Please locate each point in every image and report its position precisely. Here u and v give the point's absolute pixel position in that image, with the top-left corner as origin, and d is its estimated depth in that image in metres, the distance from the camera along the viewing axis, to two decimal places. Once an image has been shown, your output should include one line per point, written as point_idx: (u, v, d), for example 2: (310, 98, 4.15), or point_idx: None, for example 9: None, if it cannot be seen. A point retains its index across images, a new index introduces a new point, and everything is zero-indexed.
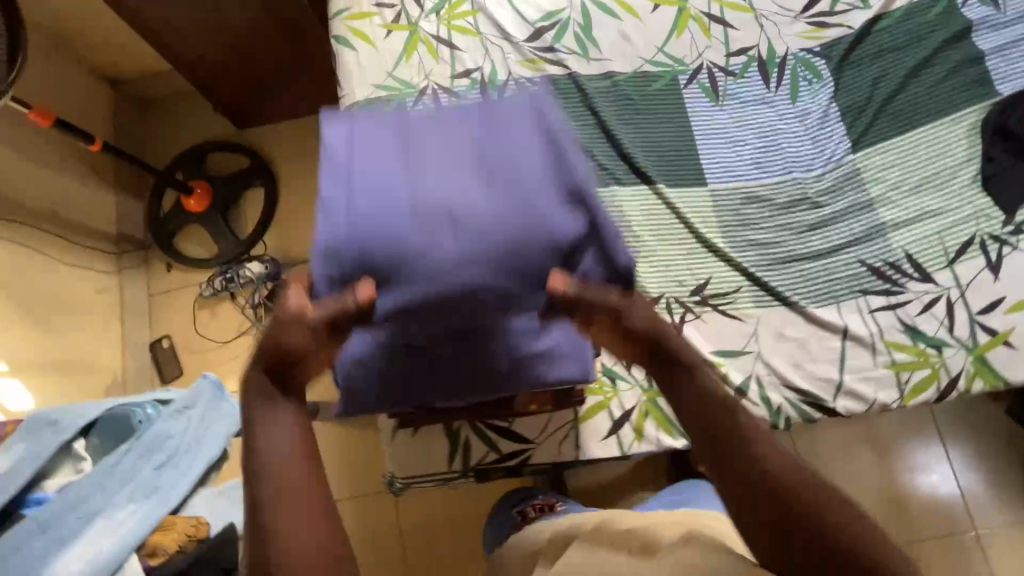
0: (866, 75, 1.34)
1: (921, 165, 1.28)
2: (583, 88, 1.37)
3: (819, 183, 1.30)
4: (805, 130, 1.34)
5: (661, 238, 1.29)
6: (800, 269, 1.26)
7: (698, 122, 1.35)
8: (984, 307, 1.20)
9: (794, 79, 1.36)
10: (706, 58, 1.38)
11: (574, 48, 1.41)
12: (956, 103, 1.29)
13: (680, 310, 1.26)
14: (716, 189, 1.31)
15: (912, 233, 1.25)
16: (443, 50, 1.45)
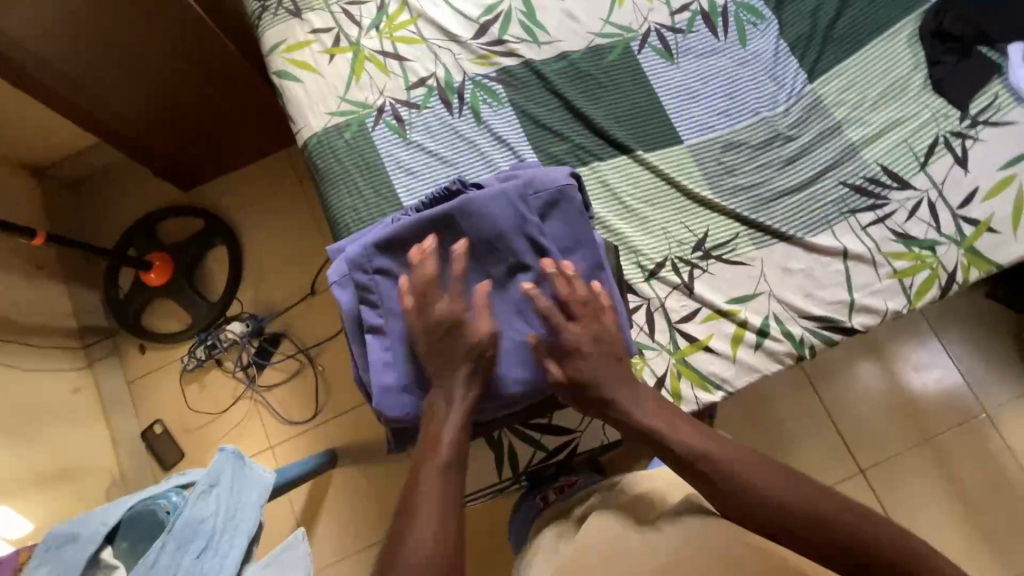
0: (803, 10, 1.40)
1: (874, 83, 1.34)
2: (541, 74, 1.37)
3: (787, 117, 1.34)
4: (761, 69, 1.37)
5: (652, 202, 1.29)
6: (791, 203, 1.29)
7: (660, 83, 1.36)
8: (963, 200, 1.26)
9: (739, 25, 1.40)
10: (653, 21, 1.39)
11: (522, 36, 1.39)
12: (889, 22, 1.37)
13: (686, 268, 1.26)
14: (693, 143, 1.32)
15: (882, 147, 1.30)
16: (391, 64, 1.42)
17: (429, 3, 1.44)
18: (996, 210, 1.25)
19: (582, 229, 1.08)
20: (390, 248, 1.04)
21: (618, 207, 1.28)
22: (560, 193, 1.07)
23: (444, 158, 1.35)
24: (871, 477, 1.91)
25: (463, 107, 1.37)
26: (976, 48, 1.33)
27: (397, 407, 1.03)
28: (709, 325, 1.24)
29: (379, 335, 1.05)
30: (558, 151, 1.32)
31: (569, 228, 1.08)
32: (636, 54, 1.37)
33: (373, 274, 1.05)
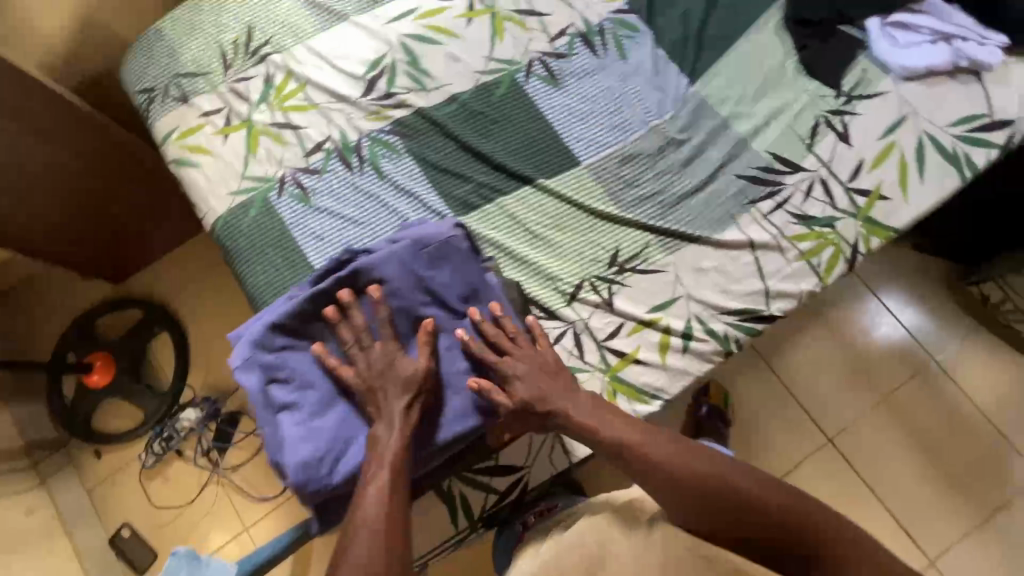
0: (674, 17, 1.44)
1: (750, 76, 1.39)
2: (432, 119, 1.34)
3: (676, 121, 1.37)
4: (645, 79, 1.40)
5: (561, 227, 1.29)
6: (694, 204, 1.32)
7: (549, 109, 1.36)
8: (852, 173, 1.31)
9: (615, 41, 1.42)
10: (534, 49, 1.40)
11: (410, 86, 1.37)
12: (752, 15, 1.44)
13: (604, 286, 1.27)
14: (591, 163, 1.34)
15: (769, 136, 1.35)
16: (287, 134, 1.41)
17: (312, 68, 1.44)
18: (883, 177, 1.30)
19: (476, 273, 1.13)
20: (290, 327, 1.07)
21: (528, 238, 1.28)
22: (450, 243, 1.12)
23: (352, 219, 1.32)
24: (844, 443, 1.94)
25: (364, 164, 1.34)
26: (837, 27, 1.39)
27: (315, 481, 1.00)
28: (635, 337, 1.25)
29: (292, 411, 1.04)
30: (462, 192, 1.30)
31: (465, 276, 1.12)
32: (523, 85, 1.37)
33: (279, 352, 1.06)
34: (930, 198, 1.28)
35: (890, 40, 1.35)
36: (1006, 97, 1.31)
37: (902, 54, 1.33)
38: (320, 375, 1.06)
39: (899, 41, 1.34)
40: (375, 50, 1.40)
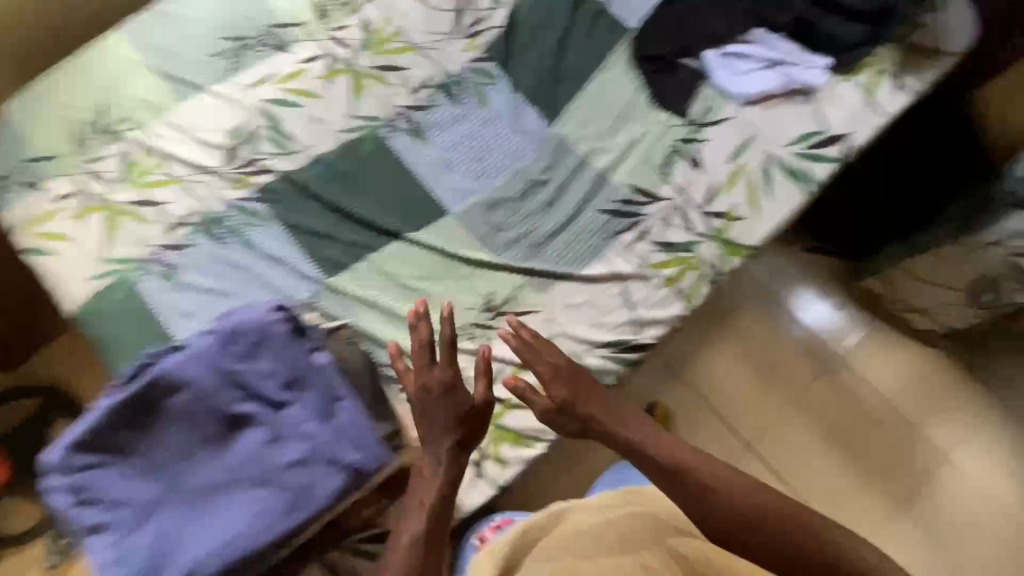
0: (531, 61, 1.48)
1: (604, 114, 1.47)
2: (300, 184, 1.33)
3: (539, 163, 1.43)
4: (507, 126, 1.45)
5: (435, 278, 1.31)
6: (562, 240, 1.37)
7: (413, 162, 1.38)
8: (704, 196, 1.39)
9: (476, 90, 1.45)
10: (399, 105, 1.41)
11: (274, 150, 1.34)
12: (602, 54, 1.50)
13: (483, 332, 1.27)
14: (460, 211, 1.37)
15: (626, 169, 1.42)
16: (150, 211, 1.30)
17: (172, 142, 1.33)
18: (734, 200, 1.39)
19: (300, 357, 1.06)
20: (96, 443, 0.96)
21: (403, 293, 1.29)
22: (266, 332, 1.05)
23: (224, 291, 1.26)
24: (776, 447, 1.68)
25: (230, 236, 1.29)
26: (681, 60, 1.50)
27: None
28: None
29: (103, 533, 0.93)
30: (334, 256, 1.29)
31: (285, 361, 1.05)
32: (389, 140, 1.39)
33: (84, 471, 0.95)
34: (776, 213, 1.37)
35: (730, 69, 1.47)
36: (836, 113, 1.42)
37: (741, 81, 1.45)
38: (133, 492, 0.96)
39: (737, 69, 1.46)
40: (234, 116, 1.35)
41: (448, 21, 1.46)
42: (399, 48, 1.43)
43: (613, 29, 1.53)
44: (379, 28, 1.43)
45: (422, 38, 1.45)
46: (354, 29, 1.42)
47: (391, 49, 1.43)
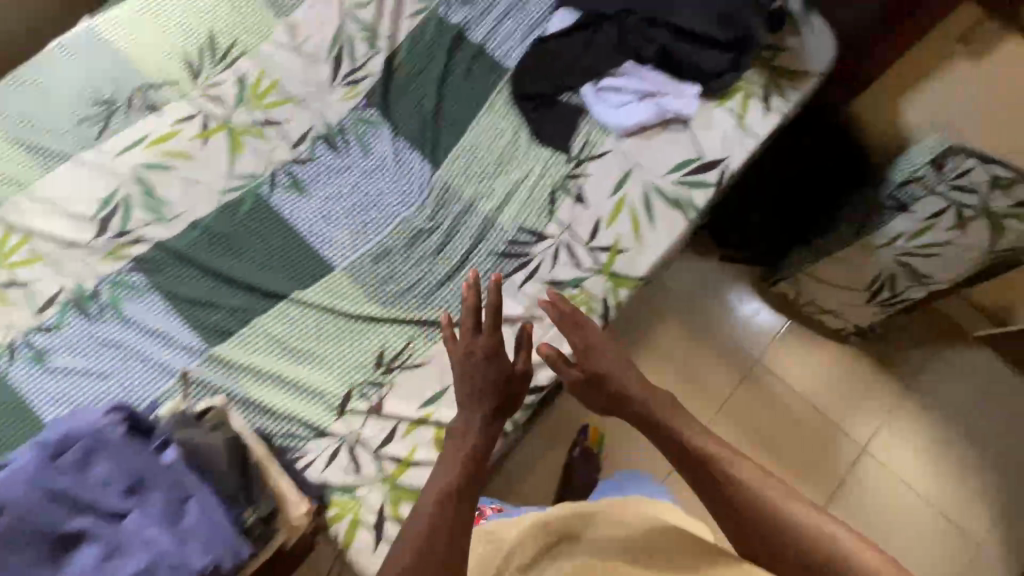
0: (408, 104, 1.32)
1: (488, 153, 1.31)
2: (174, 252, 1.17)
3: (425, 211, 1.27)
4: (392, 173, 1.29)
5: (324, 339, 1.16)
6: (457, 290, 1.22)
7: (295, 218, 1.24)
8: (591, 232, 1.25)
9: (358, 138, 1.30)
10: (276, 161, 1.26)
11: (148, 219, 1.19)
12: (486, 91, 1.34)
13: (375, 389, 1.14)
14: (345, 267, 1.22)
15: (510, 212, 1.27)
16: (15, 292, 1.12)
17: (33, 215, 1.16)
18: (620, 231, 1.25)
19: (144, 458, 0.87)
20: None
21: (290, 357, 1.14)
22: (102, 437, 0.86)
23: (100, 374, 1.10)
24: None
25: (105, 313, 1.13)
26: (560, 96, 1.34)
27: None
28: (410, 438, 1.10)
29: None
30: (216, 322, 1.14)
31: (124, 465, 0.86)
32: (268, 200, 1.24)
33: None
34: (662, 244, 1.24)
35: (605, 101, 1.32)
36: (713, 136, 1.30)
37: (620, 114, 1.31)
38: None
39: (611, 101, 1.32)
40: (102, 185, 1.19)
41: (324, 70, 1.32)
42: (277, 100, 1.29)
43: (490, 68, 1.36)
44: (255, 80, 1.29)
45: (299, 88, 1.31)
46: (228, 85, 1.28)
47: (266, 100, 1.29)
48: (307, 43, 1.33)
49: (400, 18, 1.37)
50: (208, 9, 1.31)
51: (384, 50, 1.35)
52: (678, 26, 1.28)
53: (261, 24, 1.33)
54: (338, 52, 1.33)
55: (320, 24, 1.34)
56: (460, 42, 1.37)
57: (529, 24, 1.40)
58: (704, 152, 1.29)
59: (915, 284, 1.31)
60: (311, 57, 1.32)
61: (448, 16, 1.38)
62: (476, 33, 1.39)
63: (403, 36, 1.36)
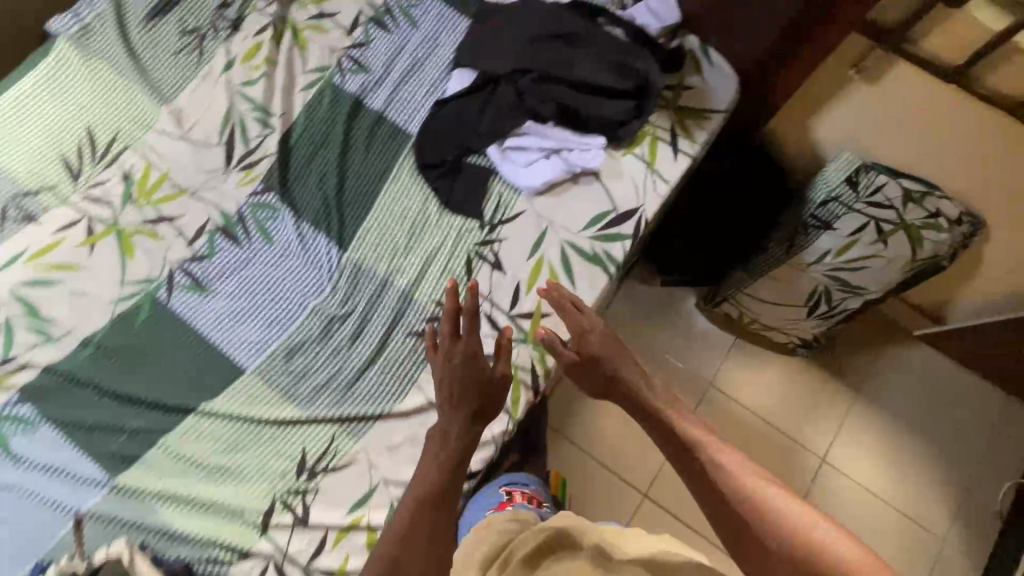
0: (313, 180, 0.77)
1: (387, 213, 0.77)
2: (62, 372, 0.66)
3: (336, 292, 0.74)
4: (304, 258, 0.75)
5: (246, 446, 0.67)
6: (371, 386, 0.70)
7: (189, 320, 0.71)
8: (511, 299, 0.74)
9: (256, 224, 0.75)
10: (172, 261, 0.72)
11: (30, 341, 0.67)
12: (393, 153, 0.79)
13: (300, 496, 0.65)
14: (256, 369, 0.70)
15: (410, 306, 0.74)
16: None
17: None
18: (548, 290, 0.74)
19: None
20: None
21: (211, 477, 0.65)
22: None
23: None
24: (664, 495, 0.96)
25: None
26: (466, 158, 0.79)
27: None
28: (343, 547, 0.63)
29: None
30: (113, 449, 0.64)
31: None
32: (166, 305, 0.71)
33: None
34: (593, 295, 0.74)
35: (511, 157, 0.78)
36: (627, 185, 0.79)
37: (527, 172, 0.78)
38: None
39: (517, 157, 0.78)
40: None
41: (210, 153, 0.77)
42: (167, 195, 0.75)
43: (392, 134, 0.80)
44: (145, 175, 0.75)
45: (195, 175, 0.76)
46: (107, 182, 0.74)
47: (156, 196, 0.74)
48: (200, 128, 0.77)
49: (294, 90, 0.80)
50: (78, 105, 0.75)
51: (282, 129, 0.78)
52: (581, 77, 0.78)
53: (140, 115, 0.77)
54: (234, 133, 0.78)
55: (206, 107, 0.78)
56: (360, 109, 0.80)
57: (428, 83, 0.83)
58: (623, 203, 0.78)
59: (853, 297, 0.85)
60: (202, 144, 0.77)
61: (342, 83, 0.81)
62: (371, 104, 0.81)
63: (299, 109, 0.80)
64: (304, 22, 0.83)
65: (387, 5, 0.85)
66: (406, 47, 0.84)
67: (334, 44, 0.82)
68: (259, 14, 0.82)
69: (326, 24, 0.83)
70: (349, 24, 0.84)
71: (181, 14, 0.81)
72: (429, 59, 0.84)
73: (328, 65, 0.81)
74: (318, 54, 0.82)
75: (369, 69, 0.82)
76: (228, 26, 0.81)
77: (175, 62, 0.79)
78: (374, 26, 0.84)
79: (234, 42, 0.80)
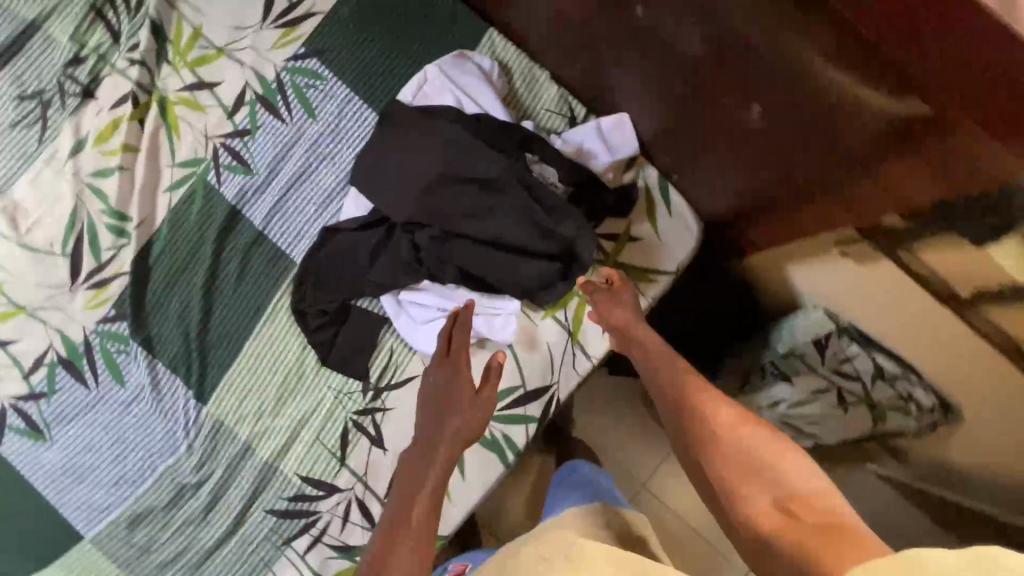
0: (171, 304, 0.60)
1: (257, 358, 0.60)
2: None
3: (191, 453, 0.59)
4: (152, 400, 0.59)
5: None
6: (228, 567, 0.58)
7: (26, 476, 0.59)
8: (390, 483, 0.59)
9: (104, 358, 0.60)
10: (4, 396, 0.60)
11: None
12: (269, 284, 0.61)
13: None
14: (94, 538, 0.59)
15: (270, 486, 0.59)
16: None
17: None
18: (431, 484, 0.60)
19: None
20: None
21: None
22: None
23: None
24: None
25: None
26: (353, 302, 0.61)
27: None
28: None
29: None
30: None
31: None
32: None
33: None
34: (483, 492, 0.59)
35: (409, 310, 0.60)
36: (540, 358, 0.61)
37: (425, 334, 0.59)
38: None
39: (413, 311, 0.60)
40: None
41: (48, 267, 0.60)
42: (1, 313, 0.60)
43: (271, 261, 0.61)
44: None
45: (33, 290, 0.60)
46: None
47: None
48: (41, 230, 0.60)
49: (157, 189, 0.62)
50: None
51: (139, 242, 0.61)
52: (505, 240, 0.57)
53: None
54: (80, 243, 0.60)
55: (44, 198, 0.60)
56: (232, 231, 0.61)
57: (321, 196, 0.62)
58: (533, 380, 0.61)
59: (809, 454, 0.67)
60: (44, 252, 0.60)
61: (216, 183, 0.62)
62: (250, 219, 0.62)
63: (163, 214, 0.62)
64: (176, 95, 0.63)
65: (279, 79, 0.63)
66: (299, 143, 0.63)
67: (208, 129, 0.63)
68: (118, 78, 0.62)
69: (202, 99, 0.63)
70: (231, 101, 0.63)
71: (19, 71, 0.62)
72: (329, 159, 0.63)
73: (201, 157, 0.62)
74: (191, 141, 0.62)
75: (252, 170, 0.62)
76: (78, 94, 0.62)
77: (11, 140, 0.61)
78: (261, 107, 0.63)
79: (85, 117, 0.61)
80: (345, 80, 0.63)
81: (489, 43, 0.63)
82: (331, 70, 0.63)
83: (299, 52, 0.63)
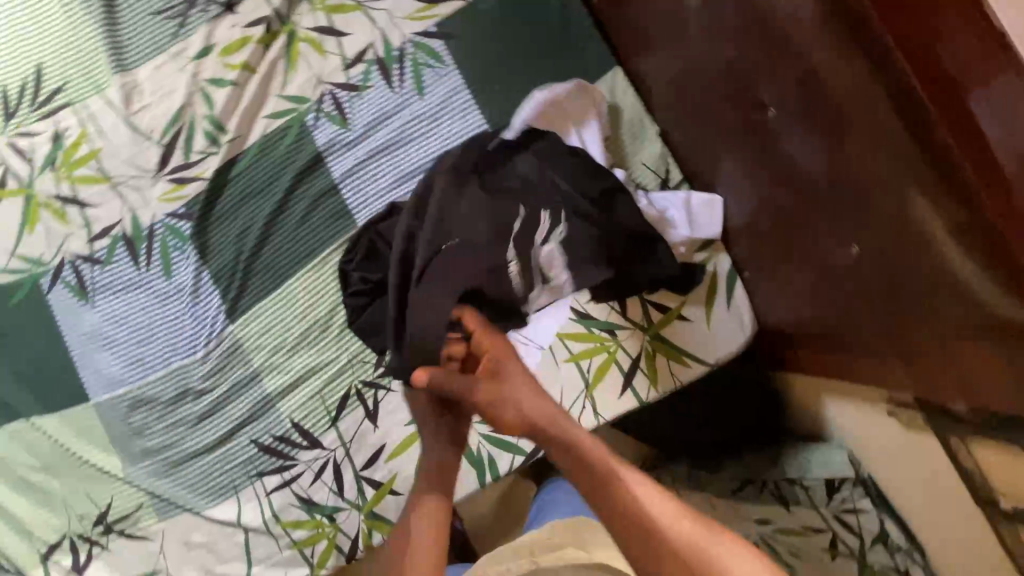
0: (234, 221, 0.63)
1: (291, 298, 0.62)
2: None
3: (205, 361, 0.62)
4: (188, 301, 0.63)
5: (66, 474, 0.62)
6: (202, 476, 0.61)
7: (60, 328, 0.63)
8: (367, 459, 0.61)
9: (161, 248, 0.63)
10: (66, 252, 0.64)
11: None
12: (325, 235, 0.63)
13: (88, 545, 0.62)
14: (98, 405, 0.62)
15: (262, 420, 0.62)
16: None
17: None
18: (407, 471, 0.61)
19: None
20: None
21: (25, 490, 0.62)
22: None
23: None
24: None
25: None
26: None
27: None
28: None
29: None
30: None
31: None
32: (46, 298, 0.63)
33: None
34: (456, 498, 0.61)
35: None
36: None
37: None
38: None
39: None
40: None
41: (142, 150, 0.64)
42: (87, 176, 0.64)
43: (335, 214, 0.63)
44: (74, 143, 0.63)
45: (123, 166, 0.64)
46: (36, 138, 0.64)
47: (78, 174, 0.64)
48: (148, 115, 0.64)
49: (259, 113, 0.65)
50: (38, 34, 0.63)
51: (227, 154, 0.64)
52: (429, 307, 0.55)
53: (93, 73, 0.63)
54: (177, 138, 0.64)
55: (158, 87, 0.64)
56: (310, 174, 0.64)
57: (402, 170, 0.64)
58: None
59: None
60: (143, 135, 0.64)
61: (311, 125, 0.64)
62: (330, 169, 0.64)
63: (255, 136, 0.64)
64: (304, 32, 0.65)
65: (402, 48, 0.64)
66: (398, 114, 0.64)
67: (323, 72, 0.65)
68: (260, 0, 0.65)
69: (326, 43, 0.65)
70: (351, 54, 0.65)
71: None
72: (420, 138, 0.64)
73: (308, 97, 0.65)
74: (303, 79, 0.65)
75: (347, 124, 0.64)
76: (220, 3, 0.64)
77: (148, 26, 0.64)
78: (376, 68, 0.65)
79: (219, 27, 0.64)
80: (462, 70, 0.64)
81: (612, 81, 0.64)
82: (452, 56, 0.64)
83: (430, 29, 0.65)
